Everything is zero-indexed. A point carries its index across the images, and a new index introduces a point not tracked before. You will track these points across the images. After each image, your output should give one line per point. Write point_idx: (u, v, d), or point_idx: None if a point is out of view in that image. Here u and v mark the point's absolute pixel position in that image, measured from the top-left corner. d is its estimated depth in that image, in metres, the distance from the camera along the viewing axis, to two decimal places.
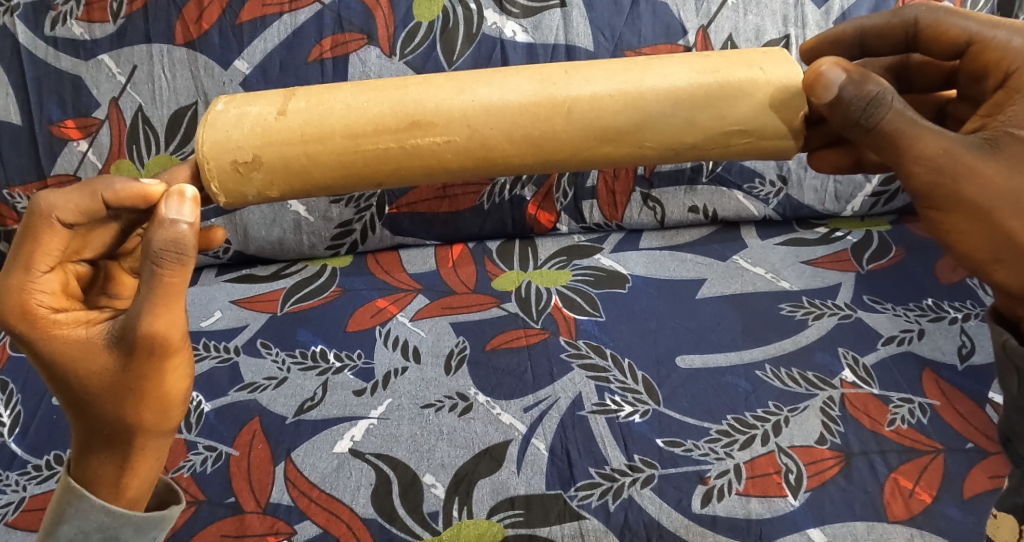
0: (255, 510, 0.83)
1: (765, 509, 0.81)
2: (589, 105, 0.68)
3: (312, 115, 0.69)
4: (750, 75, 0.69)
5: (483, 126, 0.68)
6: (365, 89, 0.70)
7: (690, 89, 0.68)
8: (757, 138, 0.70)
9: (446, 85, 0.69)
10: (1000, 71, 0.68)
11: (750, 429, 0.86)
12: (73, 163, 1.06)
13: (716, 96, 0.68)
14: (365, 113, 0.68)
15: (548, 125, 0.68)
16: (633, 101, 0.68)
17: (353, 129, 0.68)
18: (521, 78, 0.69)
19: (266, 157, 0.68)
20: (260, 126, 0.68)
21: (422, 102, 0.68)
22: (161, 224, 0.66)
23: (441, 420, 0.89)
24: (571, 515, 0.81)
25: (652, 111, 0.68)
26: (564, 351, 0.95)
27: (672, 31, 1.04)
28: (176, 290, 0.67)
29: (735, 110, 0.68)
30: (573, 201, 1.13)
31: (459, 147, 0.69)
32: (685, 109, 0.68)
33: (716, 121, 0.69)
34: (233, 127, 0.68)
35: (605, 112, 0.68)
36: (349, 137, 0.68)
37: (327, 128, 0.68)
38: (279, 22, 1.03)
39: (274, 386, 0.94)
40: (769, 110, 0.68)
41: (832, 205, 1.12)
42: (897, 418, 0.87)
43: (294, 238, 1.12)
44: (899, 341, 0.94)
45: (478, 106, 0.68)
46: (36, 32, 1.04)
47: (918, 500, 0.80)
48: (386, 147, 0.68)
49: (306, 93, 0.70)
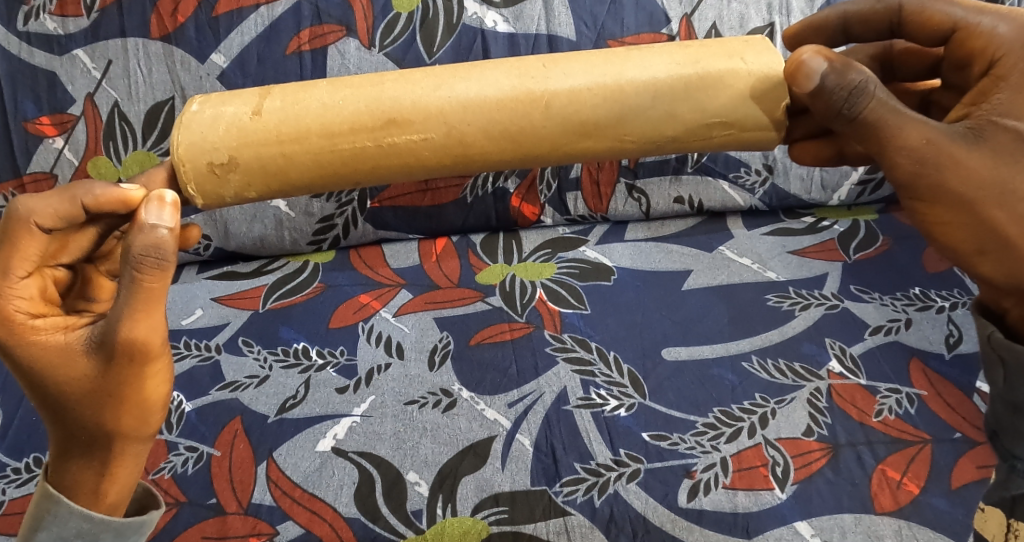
0: (237, 511, 0.82)
1: (752, 503, 0.80)
2: (569, 100, 0.67)
3: (289, 113, 0.67)
4: (730, 65, 0.67)
5: (461, 123, 0.67)
6: (341, 87, 0.68)
7: (671, 81, 0.67)
8: (739, 130, 0.68)
9: (424, 81, 0.68)
10: (984, 58, 0.67)
11: (736, 422, 0.86)
12: (49, 161, 1.04)
13: (697, 88, 0.67)
14: (342, 112, 0.67)
15: (527, 120, 0.67)
16: (614, 95, 0.67)
17: (330, 128, 0.67)
18: (499, 70, 0.68)
19: (243, 158, 0.67)
20: (232, 127, 0.67)
21: (396, 99, 0.67)
22: (140, 229, 0.64)
23: (425, 418, 0.88)
24: (556, 511, 0.80)
25: (633, 105, 0.67)
26: (548, 345, 0.94)
27: (656, 20, 1.02)
28: (157, 296, 0.66)
29: (714, 101, 0.67)
30: (558, 193, 1.11)
31: (436, 144, 0.67)
32: (667, 101, 0.67)
33: (697, 113, 0.68)
34: (209, 128, 0.66)
35: (586, 107, 0.67)
36: (325, 136, 0.67)
37: (303, 127, 0.67)
38: (256, 14, 1.02)
39: (256, 385, 0.93)
40: (750, 101, 0.67)
41: (818, 194, 1.11)
42: (884, 408, 0.86)
43: (276, 235, 1.10)
44: (886, 331, 0.94)
45: (456, 102, 0.67)
46: (9, 28, 1.02)
47: (905, 491, 0.80)
48: (363, 146, 0.67)
49: (284, 91, 0.68)
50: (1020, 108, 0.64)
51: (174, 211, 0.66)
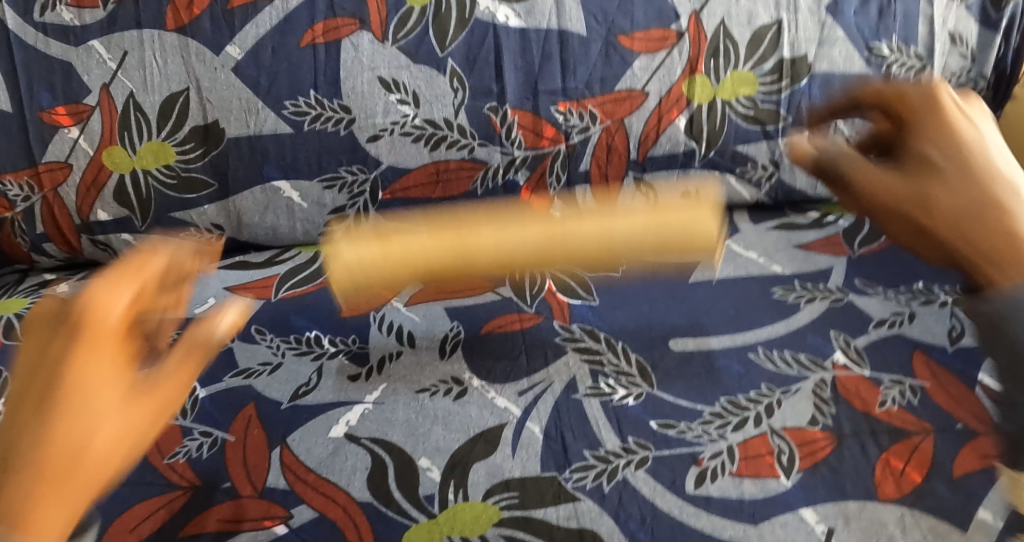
0: (252, 494, 0.83)
1: (758, 490, 0.81)
2: (568, 244, 0.77)
3: (399, 247, 0.77)
4: (688, 222, 0.77)
5: (508, 246, 0.76)
6: (432, 236, 0.77)
7: (647, 238, 0.77)
8: (711, 243, 0.78)
9: (479, 222, 0.78)
10: (898, 109, 0.68)
11: (743, 411, 0.87)
12: (64, 150, 1.05)
13: (669, 247, 0.77)
14: (422, 255, 0.77)
15: (548, 247, 0.77)
16: (599, 241, 0.78)
17: (422, 255, 0.77)
18: (526, 224, 0.78)
19: (369, 281, 0.79)
20: (364, 262, 0.77)
21: (473, 247, 0.76)
22: (207, 325, 0.65)
23: (436, 405, 0.90)
24: (566, 496, 0.81)
25: (615, 243, 0.78)
26: (558, 335, 0.96)
27: (665, 16, 1.04)
28: (194, 364, 0.63)
29: (683, 234, 0.77)
30: (567, 185, 1.10)
31: (490, 254, 0.76)
32: (648, 249, 0.78)
33: (673, 232, 0.77)
34: (356, 254, 0.77)
35: (581, 246, 0.77)
36: (423, 260, 0.77)
37: (409, 261, 0.77)
38: (271, 7, 1.02)
39: (269, 372, 0.94)
40: (702, 222, 0.77)
41: (824, 189, 1.13)
42: (887, 399, 0.88)
43: (288, 224, 1.11)
44: (890, 324, 0.96)
45: (498, 239, 0.76)
46: (26, 18, 1.02)
47: (908, 479, 0.81)
48: (445, 262, 0.77)
49: (413, 246, 0.77)
50: (935, 137, 0.65)
51: (346, 292, 0.79)
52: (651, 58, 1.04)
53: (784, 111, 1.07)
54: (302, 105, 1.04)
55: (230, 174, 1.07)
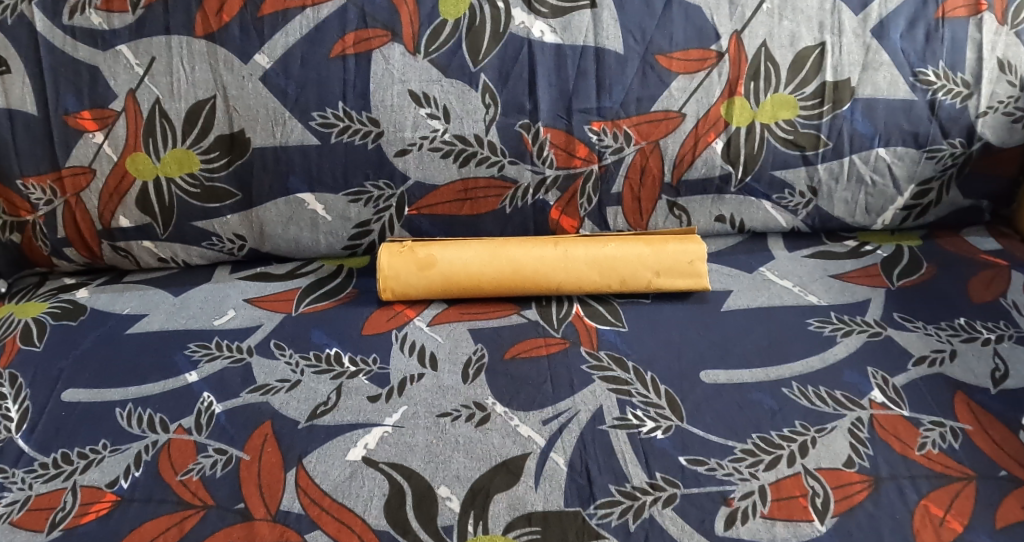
0: (265, 517, 0.81)
1: (791, 534, 0.77)
2: (592, 248, 1.01)
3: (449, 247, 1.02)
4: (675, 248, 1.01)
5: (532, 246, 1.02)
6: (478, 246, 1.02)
7: (652, 251, 1.01)
8: (700, 262, 1.00)
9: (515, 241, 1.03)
10: None
11: (775, 449, 0.84)
12: (88, 155, 1.04)
13: (662, 274, 1.01)
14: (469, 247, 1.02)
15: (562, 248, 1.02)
16: (604, 255, 1.01)
17: (471, 250, 1.02)
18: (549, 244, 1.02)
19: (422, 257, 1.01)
20: (414, 276, 1.00)
21: (520, 259, 1.01)
22: None
23: (458, 431, 0.87)
24: (589, 533, 0.78)
25: (618, 253, 1.01)
26: (585, 362, 0.93)
27: (705, 35, 1.01)
28: None
29: (678, 255, 1.00)
30: (598, 207, 1.07)
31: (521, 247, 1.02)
32: (654, 260, 1.00)
33: (676, 255, 1.00)
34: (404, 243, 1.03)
35: (604, 252, 1.01)
36: (469, 251, 1.02)
37: (453, 249, 1.02)
38: (302, 16, 1.00)
39: (287, 389, 0.92)
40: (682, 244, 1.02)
41: (862, 218, 1.09)
42: (927, 442, 0.84)
43: (311, 237, 1.09)
44: (930, 362, 0.92)
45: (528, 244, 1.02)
46: (54, 21, 1.00)
47: (948, 529, 0.77)
48: (486, 253, 1.01)
49: (443, 248, 1.02)
50: None
51: (390, 270, 1.00)
52: (690, 78, 1.02)
53: (825, 136, 1.03)
54: (330, 117, 1.02)
55: (254, 185, 1.05)
